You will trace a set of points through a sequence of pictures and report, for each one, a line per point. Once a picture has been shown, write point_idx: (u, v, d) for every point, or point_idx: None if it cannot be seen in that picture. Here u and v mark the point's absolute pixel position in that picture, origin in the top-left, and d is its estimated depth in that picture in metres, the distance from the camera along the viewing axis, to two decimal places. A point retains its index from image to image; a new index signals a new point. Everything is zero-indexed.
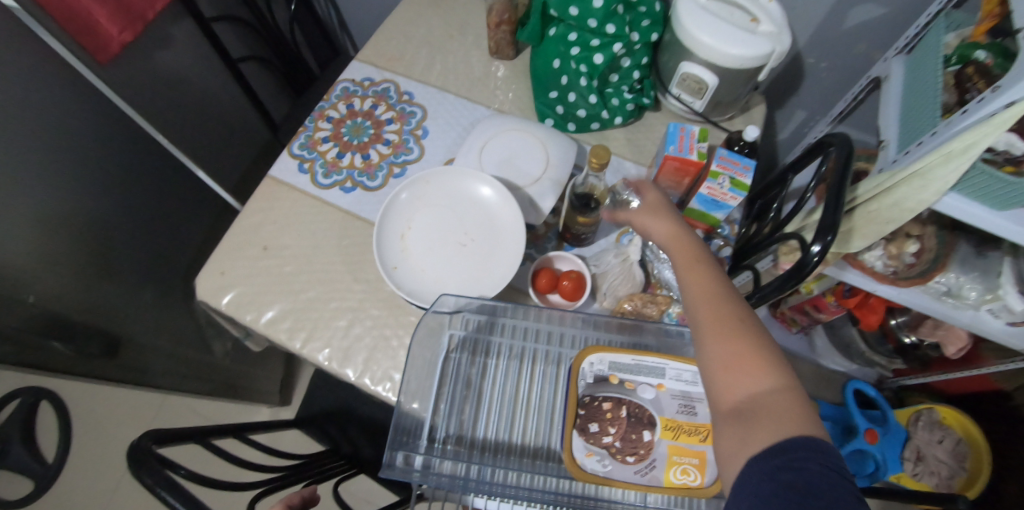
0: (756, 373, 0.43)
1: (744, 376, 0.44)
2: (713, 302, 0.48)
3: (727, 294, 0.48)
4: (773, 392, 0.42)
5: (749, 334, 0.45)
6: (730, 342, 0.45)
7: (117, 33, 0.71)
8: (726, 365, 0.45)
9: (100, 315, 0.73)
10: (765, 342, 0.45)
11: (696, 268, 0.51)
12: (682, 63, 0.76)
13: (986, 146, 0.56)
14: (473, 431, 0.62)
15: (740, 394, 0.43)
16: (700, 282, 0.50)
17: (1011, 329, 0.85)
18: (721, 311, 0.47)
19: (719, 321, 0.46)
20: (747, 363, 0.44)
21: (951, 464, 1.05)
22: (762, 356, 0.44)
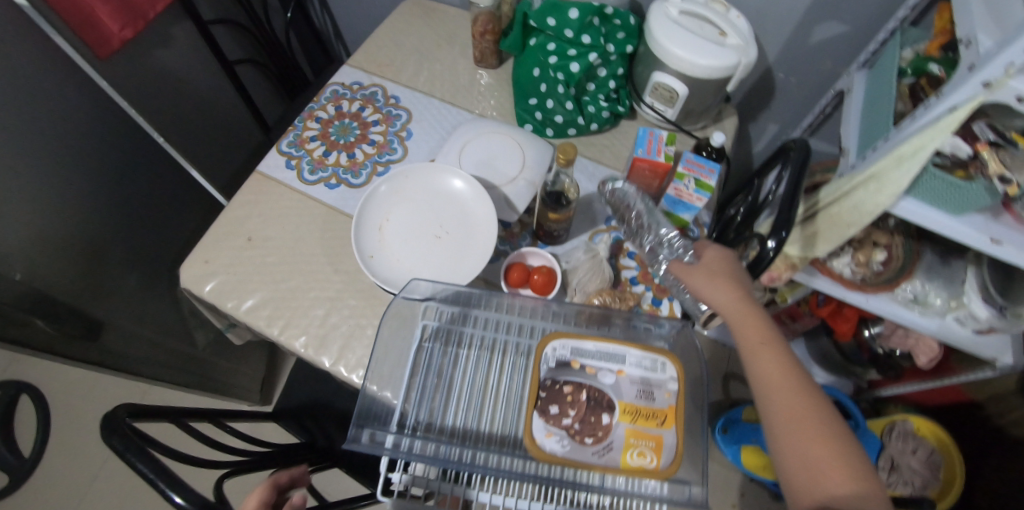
0: (838, 476, 0.50)
1: (828, 477, 0.50)
2: (795, 401, 0.54)
3: (809, 393, 0.55)
4: (855, 496, 0.49)
5: (832, 438, 0.52)
6: (812, 435, 0.52)
7: (117, 30, 0.74)
8: (810, 465, 0.51)
9: (84, 298, 0.74)
10: (843, 448, 0.52)
11: (767, 347, 0.57)
12: (655, 73, 0.79)
13: (935, 150, 0.58)
14: (442, 419, 0.63)
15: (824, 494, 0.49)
16: (785, 380, 0.56)
17: (977, 337, 0.87)
18: (800, 398, 0.54)
19: (804, 423, 0.53)
20: (829, 466, 0.50)
21: (925, 474, 1.02)
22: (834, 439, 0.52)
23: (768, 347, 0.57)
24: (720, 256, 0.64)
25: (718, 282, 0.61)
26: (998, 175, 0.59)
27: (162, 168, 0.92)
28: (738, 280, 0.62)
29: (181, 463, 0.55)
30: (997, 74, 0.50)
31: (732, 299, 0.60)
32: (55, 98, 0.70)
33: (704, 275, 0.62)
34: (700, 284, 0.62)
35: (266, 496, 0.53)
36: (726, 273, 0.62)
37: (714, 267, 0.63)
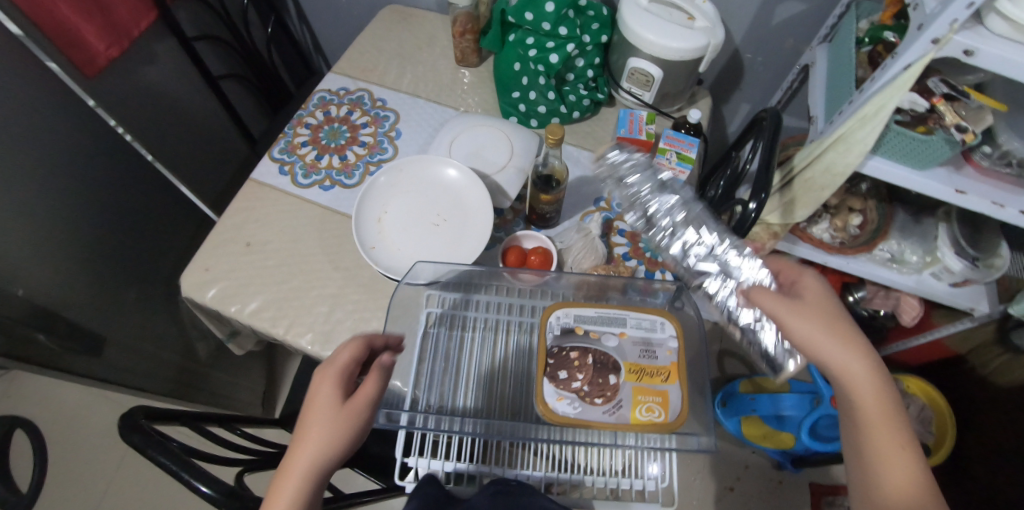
0: None
1: None
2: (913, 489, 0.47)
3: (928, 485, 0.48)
4: None
5: None
6: None
7: (104, 49, 0.77)
8: None
9: (84, 314, 0.75)
10: None
11: (892, 434, 0.50)
12: (630, 59, 0.83)
13: (895, 107, 0.62)
14: (452, 401, 0.65)
15: None
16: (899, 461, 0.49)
17: (953, 290, 0.92)
18: (913, 480, 0.48)
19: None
20: None
21: (918, 429, 1.06)
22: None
23: (895, 434, 0.50)
24: (822, 302, 0.56)
25: (838, 343, 0.53)
26: (954, 125, 0.63)
27: (152, 184, 0.93)
28: (862, 344, 0.53)
29: (200, 460, 0.56)
30: (943, 30, 0.54)
31: (860, 368, 0.52)
32: (47, 117, 0.71)
33: (824, 331, 0.53)
34: (819, 342, 0.53)
35: (360, 350, 0.54)
36: (849, 334, 0.53)
37: (820, 309, 0.55)
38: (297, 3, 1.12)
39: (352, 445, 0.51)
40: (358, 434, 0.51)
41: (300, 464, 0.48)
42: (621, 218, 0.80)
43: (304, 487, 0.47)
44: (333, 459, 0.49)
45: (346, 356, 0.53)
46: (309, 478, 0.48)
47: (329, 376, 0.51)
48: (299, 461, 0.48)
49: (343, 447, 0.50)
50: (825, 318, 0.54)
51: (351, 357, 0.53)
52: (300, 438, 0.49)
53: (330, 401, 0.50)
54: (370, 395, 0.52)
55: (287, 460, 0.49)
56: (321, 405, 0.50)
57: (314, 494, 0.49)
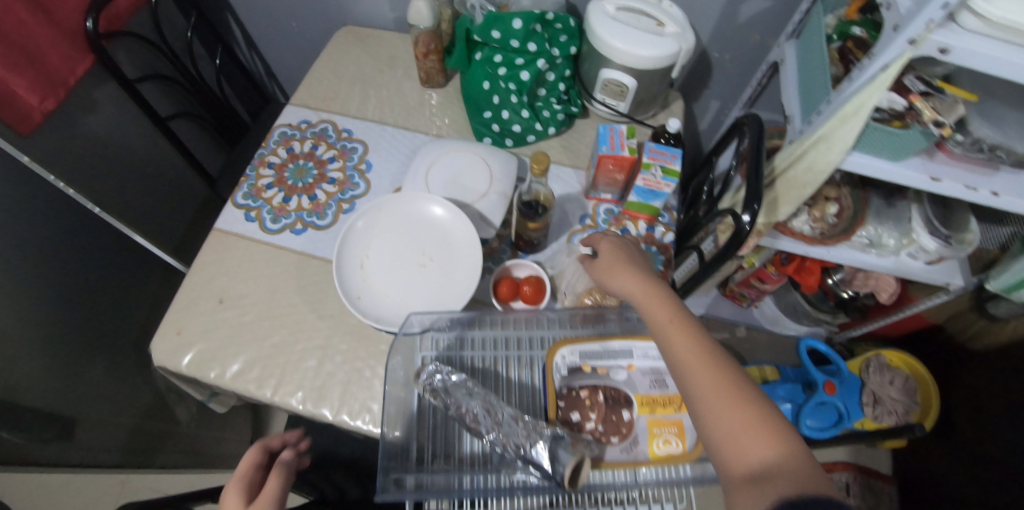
0: (762, 443, 0.42)
1: (749, 449, 0.42)
2: (708, 370, 0.47)
3: (718, 361, 0.48)
4: (780, 459, 0.41)
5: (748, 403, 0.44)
6: (731, 399, 0.45)
7: (37, 102, 0.70)
8: (733, 433, 0.43)
9: (43, 398, 0.69)
10: (763, 413, 0.44)
11: (678, 327, 0.51)
12: (602, 70, 0.81)
13: (874, 106, 0.63)
14: (458, 449, 0.61)
15: (751, 462, 0.42)
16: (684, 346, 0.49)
17: (929, 266, 0.95)
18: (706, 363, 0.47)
19: (721, 386, 0.46)
20: (752, 433, 0.43)
21: (906, 401, 1.09)
22: (760, 415, 0.43)
23: (674, 320, 0.51)
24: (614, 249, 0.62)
25: (623, 268, 0.58)
26: (932, 121, 0.64)
27: (104, 239, 0.86)
28: (640, 268, 0.58)
29: None
30: (920, 30, 0.54)
31: (636, 283, 0.56)
32: None
33: (608, 270, 0.60)
34: (618, 277, 0.58)
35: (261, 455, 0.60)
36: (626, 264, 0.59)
37: (611, 258, 0.60)
38: (243, 29, 1.06)
39: None
40: None
41: None
42: None
43: None
44: None
45: (244, 466, 0.58)
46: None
47: (232, 488, 0.56)
48: None
49: None
50: (608, 262, 0.60)
51: (250, 464, 0.59)
52: None
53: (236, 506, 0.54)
54: (275, 489, 0.55)
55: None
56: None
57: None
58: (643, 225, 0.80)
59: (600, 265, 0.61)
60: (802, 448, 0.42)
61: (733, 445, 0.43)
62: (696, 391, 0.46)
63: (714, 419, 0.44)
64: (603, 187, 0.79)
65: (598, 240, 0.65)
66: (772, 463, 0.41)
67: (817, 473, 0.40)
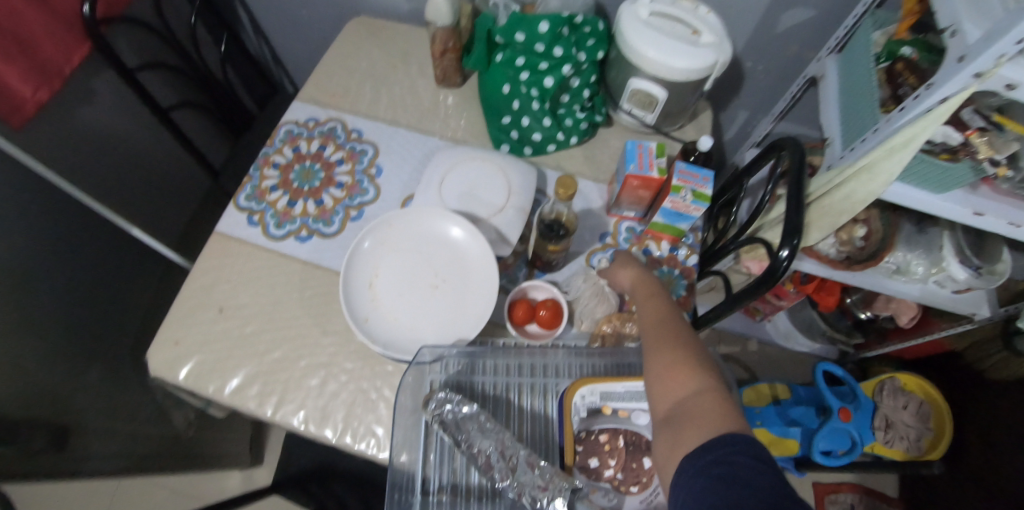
0: (685, 380, 0.45)
1: (674, 387, 0.45)
2: (657, 325, 0.51)
3: (668, 319, 0.52)
4: (697, 396, 0.43)
5: (682, 347, 0.47)
6: (666, 346, 0.48)
7: (31, 93, 0.66)
8: (662, 374, 0.47)
9: (31, 408, 0.66)
10: (695, 358, 0.46)
11: (649, 299, 0.56)
12: (631, 79, 0.76)
13: (925, 139, 0.59)
14: (467, 478, 0.59)
15: (672, 401, 0.44)
16: (649, 311, 0.54)
17: (956, 295, 0.91)
18: (659, 322, 0.52)
19: (659, 337, 0.50)
20: (677, 372, 0.46)
21: (918, 427, 1.08)
22: (695, 364, 0.46)
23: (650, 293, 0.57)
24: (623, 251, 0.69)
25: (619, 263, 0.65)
26: (988, 159, 0.61)
27: (98, 235, 0.82)
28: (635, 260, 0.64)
29: None
30: (988, 64, 0.50)
31: (625, 272, 0.63)
32: None
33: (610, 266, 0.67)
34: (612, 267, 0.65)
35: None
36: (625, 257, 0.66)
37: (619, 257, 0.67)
38: (250, 15, 1.00)
39: None
40: None
41: None
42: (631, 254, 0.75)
43: None
44: None
45: None
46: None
47: None
48: None
49: None
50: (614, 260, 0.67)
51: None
52: None
53: None
54: None
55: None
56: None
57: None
58: (665, 246, 0.76)
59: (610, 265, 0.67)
60: (727, 397, 0.43)
61: (666, 388, 0.46)
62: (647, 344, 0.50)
63: (653, 365, 0.48)
64: (626, 205, 0.75)
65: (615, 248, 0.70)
66: (689, 399, 0.43)
67: (732, 417, 0.41)
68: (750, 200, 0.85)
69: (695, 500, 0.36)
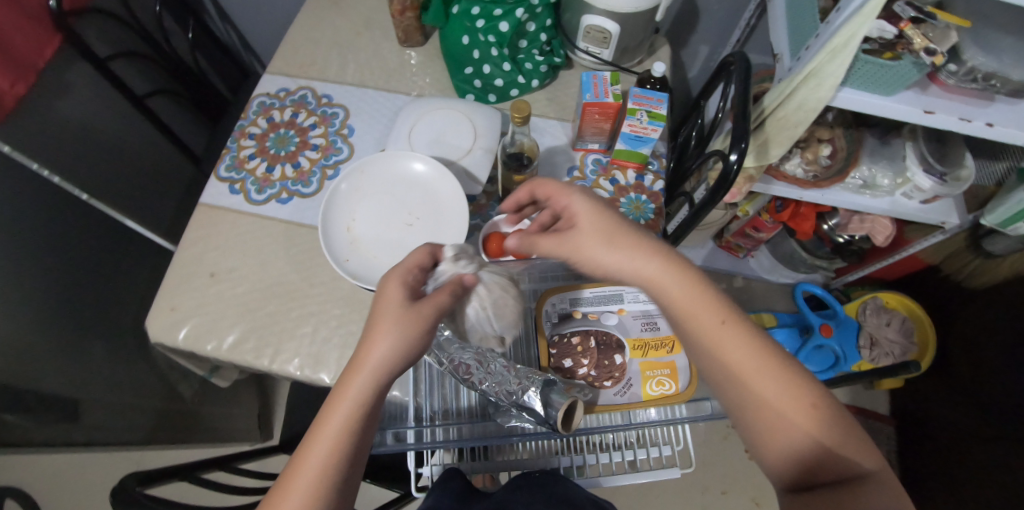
0: (833, 462, 0.42)
1: (821, 469, 0.42)
2: (774, 383, 0.44)
3: (782, 372, 0.44)
4: (857, 481, 0.41)
5: (817, 415, 0.43)
6: (795, 417, 0.43)
7: (9, 87, 0.69)
8: (803, 451, 0.43)
9: (38, 383, 0.69)
10: (834, 428, 0.43)
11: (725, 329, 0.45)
12: (584, 16, 0.78)
13: (864, 37, 0.61)
14: (457, 403, 0.61)
15: (819, 479, 0.42)
16: (741, 357, 0.45)
17: (923, 206, 0.94)
18: (767, 376, 0.44)
19: (791, 405, 0.43)
20: (824, 453, 0.42)
21: (902, 342, 1.10)
22: (839, 436, 0.42)
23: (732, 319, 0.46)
24: (592, 208, 0.49)
25: (610, 245, 0.47)
26: (924, 49, 0.62)
27: (89, 223, 0.86)
28: (646, 238, 0.48)
29: None
30: None
31: (640, 262, 0.47)
32: None
33: (600, 238, 0.47)
34: (602, 250, 0.47)
35: (427, 259, 0.50)
36: (624, 231, 0.48)
37: (594, 225, 0.48)
38: (215, 2, 1.02)
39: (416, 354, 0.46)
40: (425, 339, 0.46)
41: (371, 362, 0.44)
42: (598, 185, 0.78)
43: (372, 383, 0.44)
44: (402, 363, 0.45)
45: (411, 261, 0.49)
46: (350, 428, 0.43)
47: (394, 276, 0.47)
48: (371, 356, 0.44)
49: (406, 350, 0.45)
50: (593, 231, 0.48)
51: (417, 261, 0.50)
52: (364, 342, 0.45)
53: (399, 299, 0.46)
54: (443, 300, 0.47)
55: (357, 355, 0.45)
56: (392, 299, 0.46)
57: (354, 452, 0.43)
58: (631, 175, 0.79)
59: (580, 235, 0.49)
60: (869, 459, 0.43)
61: (805, 469, 0.43)
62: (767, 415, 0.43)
63: (782, 445, 0.43)
64: (590, 137, 0.78)
65: (559, 194, 0.52)
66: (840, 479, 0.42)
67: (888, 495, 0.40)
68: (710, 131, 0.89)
69: None
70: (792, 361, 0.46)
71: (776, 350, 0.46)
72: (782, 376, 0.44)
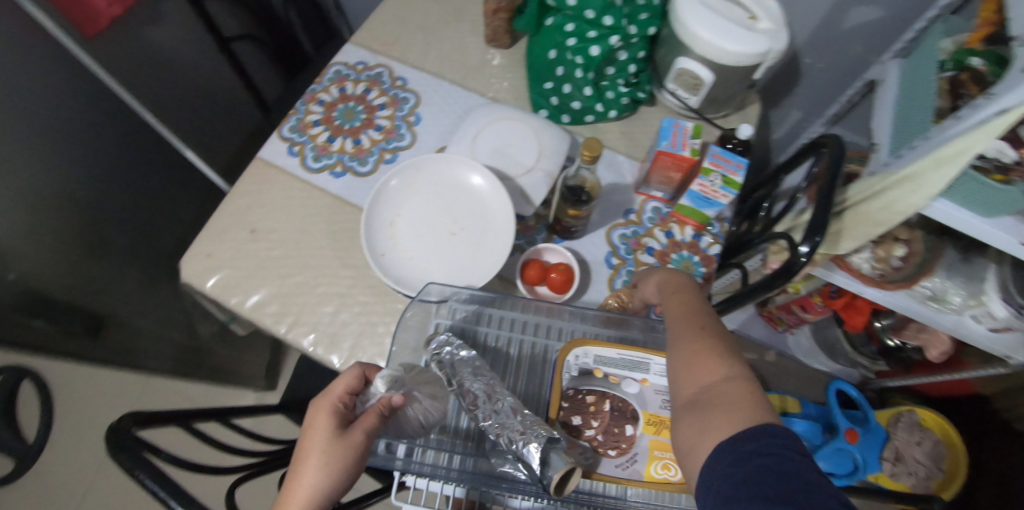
0: (714, 367, 0.44)
1: (701, 371, 0.45)
2: (682, 311, 0.51)
3: (694, 305, 0.51)
4: (728, 382, 0.43)
5: (707, 330, 0.47)
6: (688, 331, 0.48)
7: (105, 8, 0.70)
8: (687, 360, 0.46)
9: (69, 294, 0.72)
10: (721, 342, 0.46)
11: (669, 287, 0.55)
12: (678, 59, 0.74)
13: (978, 153, 0.55)
14: (455, 423, 0.59)
15: (698, 387, 0.44)
16: (673, 297, 0.54)
17: (992, 335, 0.85)
18: (679, 309, 0.51)
19: (686, 324, 0.49)
20: (705, 359, 0.45)
21: (929, 465, 1.04)
22: (722, 352, 0.45)
23: (673, 282, 0.56)
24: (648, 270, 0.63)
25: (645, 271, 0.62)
26: None
27: (151, 149, 0.88)
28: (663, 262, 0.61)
29: (191, 472, 0.54)
30: None
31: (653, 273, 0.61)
32: (48, 86, 0.67)
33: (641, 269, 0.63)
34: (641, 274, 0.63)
35: (357, 383, 0.48)
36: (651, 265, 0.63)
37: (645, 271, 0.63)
38: None
39: (346, 486, 0.43)
40: (354, 471, 0.43)
41: (295, 502, 0.40)
42: (652, 234, 0.74)
43: None
44: (330, 496, 0.42)
45: (339, 390, 0.47)
46: None
47: (322, 409, 0.45)
48: (294, 498, 0.41)
49: (336, 485, 0.42)
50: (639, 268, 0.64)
51: (346, 390, 0.47)
52: (289, 480, 0.42)
53: (324, 434, 0.43)
54: (370, 427, 0.45)
55: (280, 499, 0.41)
56: (317, 431, 0.44)
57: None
58: (689, 232, 0.75)
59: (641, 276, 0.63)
60: (753, 379, 0.43)
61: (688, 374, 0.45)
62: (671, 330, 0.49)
63: (677, 349, 0.47)
64: (655, 184, 0.74)
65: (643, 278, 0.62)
66: (719, 384, 0.43)
67: (764, 409, 0.41)
68: (782, 203, 0.85)
69: (731, 484, 0.37)
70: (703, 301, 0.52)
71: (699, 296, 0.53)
72: (694, 308, 0.50)
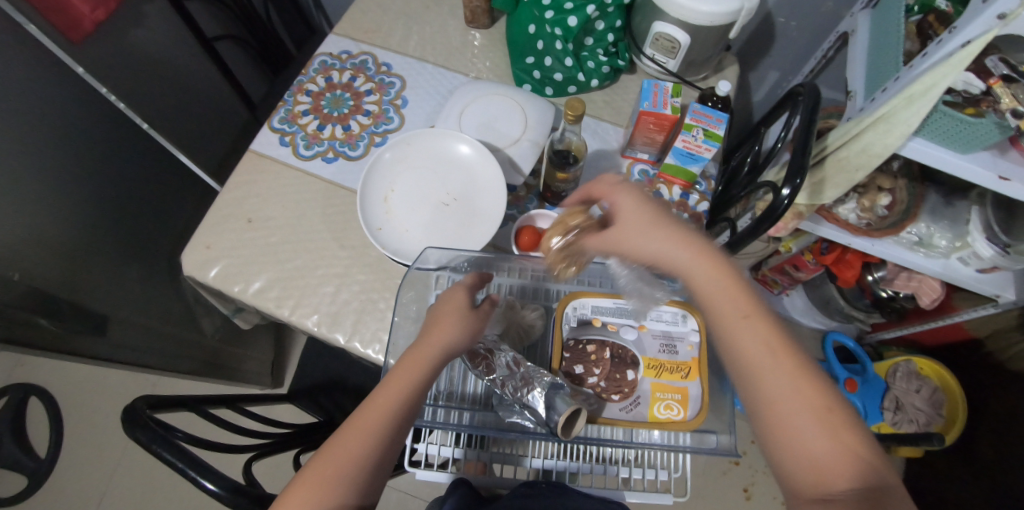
0: (852, 471, 0.38)
1: (835, 472, 0.38)
2: (790, 379, 0.40)
3: (805, 373, 0.41)
4: (867, 490, 0.37)
5: (835, 421, 0.39)
6: (811, 416, 0.39)
7: (88, 11, 0.72)
8: (816, 461, 0.38)
9: (73, 293, 0.73)
10: (853, 433, 0.39)
11: (744, 315, 0.42)
12: (655, 23, 0.75)
13: (947, 87, 0.57)
14: (462, 388, 0.60)
15: (828, 489, 0.38)
16: (755, 343, 0.42)
17: (980, 275, 0.88)
18: (784, 370, 0.40)
19: (811, 408, 0.39)
20: (841, 458, 0.38)
21: (928, 411, 1.05)
22: (857, 449, 0.38)
23: (748, 308, 0.43)
24: (637, 204, 0.48)
25: (657, 237, 0.46)
26: (1011, 110, 0.58)
27: (145, 154, 0.89)
28: (686, 232, 0.46)
29: (208, 449, 0.55)
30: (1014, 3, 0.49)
31: (681, 255, 0.45)
32: (39, 91, 0.68)
33: (644, 234, 0.46)
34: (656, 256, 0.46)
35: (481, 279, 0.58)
36: (667, 223, 0.47)
37: (636, 222, 0.47)
38: None
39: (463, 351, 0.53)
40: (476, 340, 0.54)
41: (438, 344, 0.49)
42: None
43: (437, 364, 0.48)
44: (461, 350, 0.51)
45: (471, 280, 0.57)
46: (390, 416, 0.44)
47: (461, 289, 0.55)
48: (434, 344, 0.49)
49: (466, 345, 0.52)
50: (632, 225, 0.47)
51: (474, 281, 0.57)
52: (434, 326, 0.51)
53: (463, 305, 0.53)
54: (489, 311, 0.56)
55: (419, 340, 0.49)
56: (456, 301, 0.53)
57: (380, 460, 0.43)
58: (677, 191, 0.76)
59: (617, 232, 0.48)
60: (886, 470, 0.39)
61: (814, 474, 0.38)
62: (781, 408, 0.40)
63: (800, 439, 0.39)
64: (639, 146, 0.76)
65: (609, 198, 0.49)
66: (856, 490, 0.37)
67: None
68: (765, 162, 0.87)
69: None
70: (804, 357, 0.42)
71: (794, 346, 0.42)
72: (797, 370, 0.41)
